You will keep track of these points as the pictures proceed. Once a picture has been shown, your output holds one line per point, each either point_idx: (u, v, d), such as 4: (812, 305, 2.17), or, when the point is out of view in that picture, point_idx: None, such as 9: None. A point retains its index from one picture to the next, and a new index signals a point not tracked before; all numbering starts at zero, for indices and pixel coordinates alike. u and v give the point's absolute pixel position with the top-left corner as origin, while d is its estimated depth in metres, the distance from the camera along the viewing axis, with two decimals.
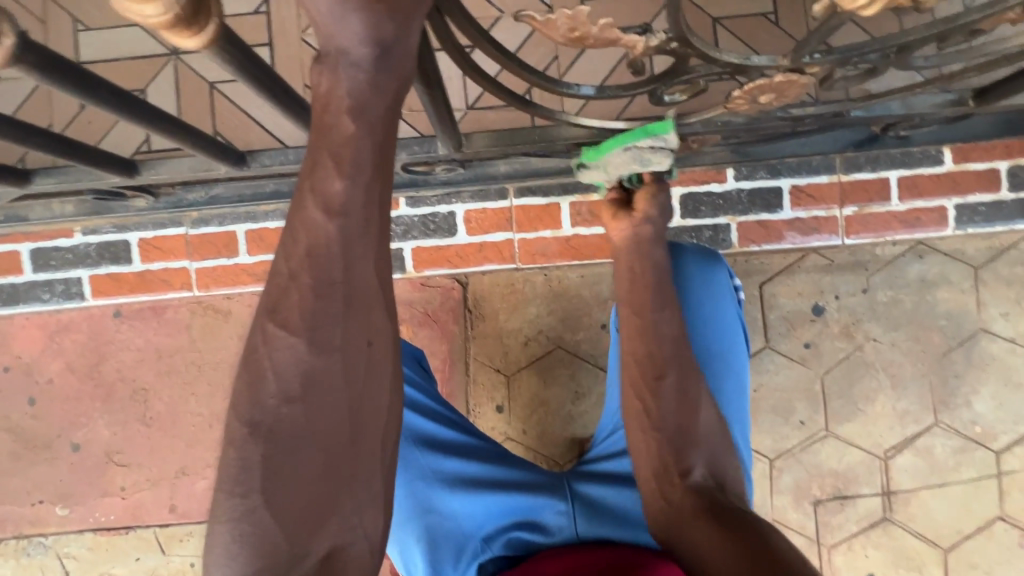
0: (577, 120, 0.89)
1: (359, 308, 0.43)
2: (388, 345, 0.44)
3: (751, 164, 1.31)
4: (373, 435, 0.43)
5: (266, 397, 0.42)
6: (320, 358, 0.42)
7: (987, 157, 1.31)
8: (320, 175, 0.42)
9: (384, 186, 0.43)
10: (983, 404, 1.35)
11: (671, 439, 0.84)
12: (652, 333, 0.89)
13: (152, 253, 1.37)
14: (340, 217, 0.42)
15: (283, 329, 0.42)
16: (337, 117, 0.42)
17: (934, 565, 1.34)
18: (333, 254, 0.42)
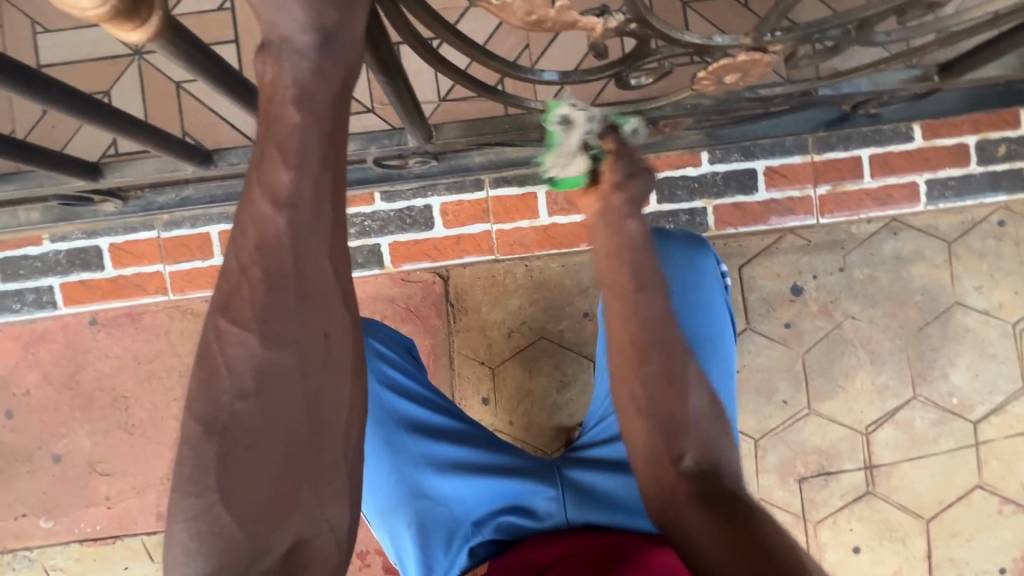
0: (549, 107, 0.88)
1: (314, 301, 0.42)
2: (346, 338, 0.44)
3: (725, 147, 1.32)
4: (333, 429, 0.43)
5: (220, 393, 0.41)
6: (274, 353, 0.42)
7: (956, 132, 1.32)
8: (267, 166, 0.42)
9: (335, 176, 0.43)
10: (960, 376, 1.37)
11: (660, 428, 0.75)
12: (638, 313, 0.75)
13: (125, 258, 1.34)
14: (288, 208, 0.41)
15: (235, 325, 0.42)
16: (282, 106, 0.42)
17: (917, 535, 1.37)
18: (282, 246, 0.41)
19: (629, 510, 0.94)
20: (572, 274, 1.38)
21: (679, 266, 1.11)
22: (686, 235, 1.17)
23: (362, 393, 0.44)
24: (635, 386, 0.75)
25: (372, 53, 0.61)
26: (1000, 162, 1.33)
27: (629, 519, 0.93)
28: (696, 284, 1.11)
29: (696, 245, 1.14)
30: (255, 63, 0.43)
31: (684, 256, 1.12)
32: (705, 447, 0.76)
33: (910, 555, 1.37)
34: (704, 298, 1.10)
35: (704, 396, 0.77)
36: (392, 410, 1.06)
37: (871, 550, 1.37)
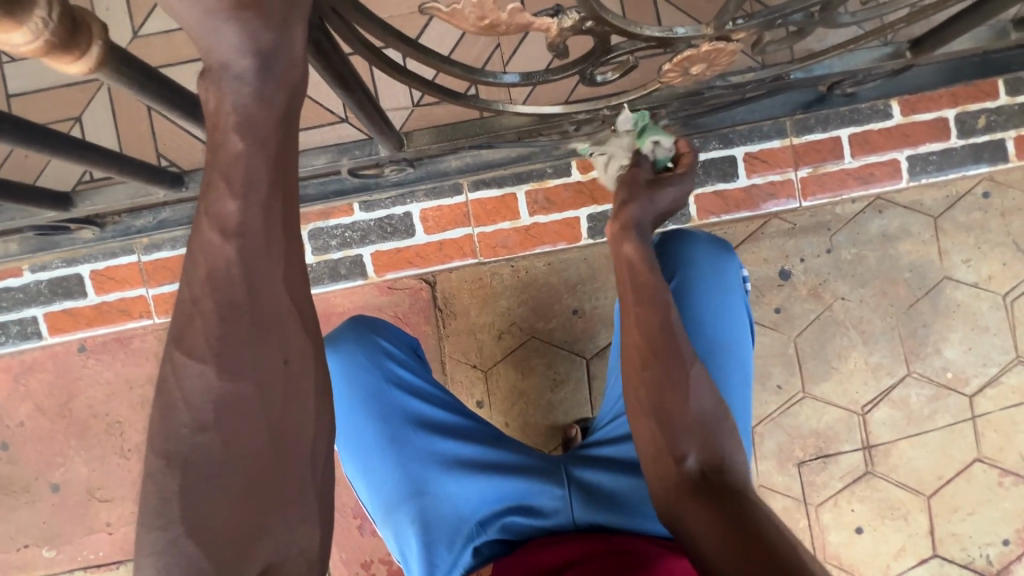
0: (517, 109, 0.87)
1: (270, 327, 0.43)
2: (306, 362, 0.44)
3: (703, 136, 1.31)
4: (298, 452, 0.43)
5: (179, 426, 0.41)
6: (230, 383, 0.42)
7: (935, 106, 1.31)
8: (213, 197, 0.42)
9: (285, 202, 0.43)
10: (953, 350, 1.37)
11: (663, 428, 0.76)
12: (636, 323, 0.81)
13: (106, 284, 1.34)
14: (237, 237, 0.42)
15: (190, 357, 0.42)
16: (225, 134, 0.42)
17: (918, 512, 1.37)
18: (233, 275, 0.42)
19: (635, 509, 0.94)
20: (558, 272, 1.38)
21: (700, 265, 1.05)
22: (710, 235, 1.10)
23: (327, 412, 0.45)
24: (638, 388, 0.79)
25: (325, 66, 0.60)
26: (981, 134, 1.32)
27: (634, 518, 0.93)
28: (714, 285, 1.04)
29: (719, 247, 1.08)
30: (198, 89, 0.43)
31: (708, 253, 1.06)
32: (709, 449, 0.75)
33: (913, 532, 1.37)
34: (725, 301, 1.03)
35: (711, 398, 0.78)
36: (400, 407, 1.03)
37: (873, 530, 1.37)
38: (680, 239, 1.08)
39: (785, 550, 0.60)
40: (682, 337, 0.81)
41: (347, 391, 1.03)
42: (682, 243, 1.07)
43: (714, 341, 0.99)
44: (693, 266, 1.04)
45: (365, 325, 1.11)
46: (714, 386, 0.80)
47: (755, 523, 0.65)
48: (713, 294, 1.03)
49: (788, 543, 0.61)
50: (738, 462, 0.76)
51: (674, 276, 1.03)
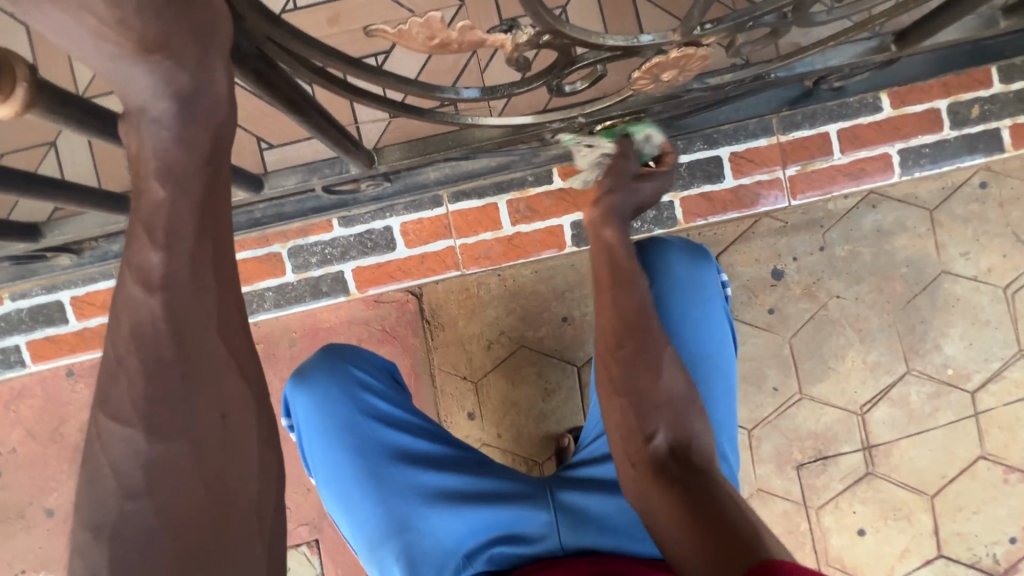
0: (485, 122, 0.85)
1: (204, 382, 0.42)
2: (245, 413, 0.43)
3: (687, 137, 1.28)
4: (240, 509, 0.41)
5: (107, 493, 0.40)
6: (161, 446, 0.40)
7: (926, 97, 1.27)
8: (135, 248, 0.42)
9: (216, 247, 0.43)
10: (953, 347, 1.33)
11: (632, 407, 0.78)
12: (614, 302, 0.85)
13: (87, 309, 1.33)
14: (161, 291, 0.41)
15: (115, 421, 0.41)
16: (146, 181, 0.42)
17: (922, 512, 1.34)
18: (158, 330, 0.41)
19: (621, 531, 0.93)
20: (546, 279, 1.35)
21: (676, 278, 1.01)
22: (688, 244, 1.06)
23: (274, 460, 0.44)
24: (612, 365, 0.82)
25: (274, 94, 0.58)
26: (975, 124, 1.28)
27: (623, 540, 0.92)
28: (691, 298, 1.01)
29: (697, 256, 1.04)
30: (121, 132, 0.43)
31: (684, 266, 1.03)
32: (680, 429, 0.77)
33: (917, 532, 1.34)
34: (705, 311, 1.00)
35: (680, 378, 0.81)
36: (376, 440, 1.01)
37: (876, 532, 1.34)
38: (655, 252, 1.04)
39: (746, 530, 0.62)
40: (655, 318, 0.85)
41: (322, 428, 1.01)
42: (659, 254, 1.03)
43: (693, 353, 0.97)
44: (669, 280, 1.01)
45: (338, 356, 1.08)
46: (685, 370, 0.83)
47: (718, 503, 0.66)
48: (691, 306, 1.00)
49: (749, 521, 0.64)
50: (705, 441, 0.78)
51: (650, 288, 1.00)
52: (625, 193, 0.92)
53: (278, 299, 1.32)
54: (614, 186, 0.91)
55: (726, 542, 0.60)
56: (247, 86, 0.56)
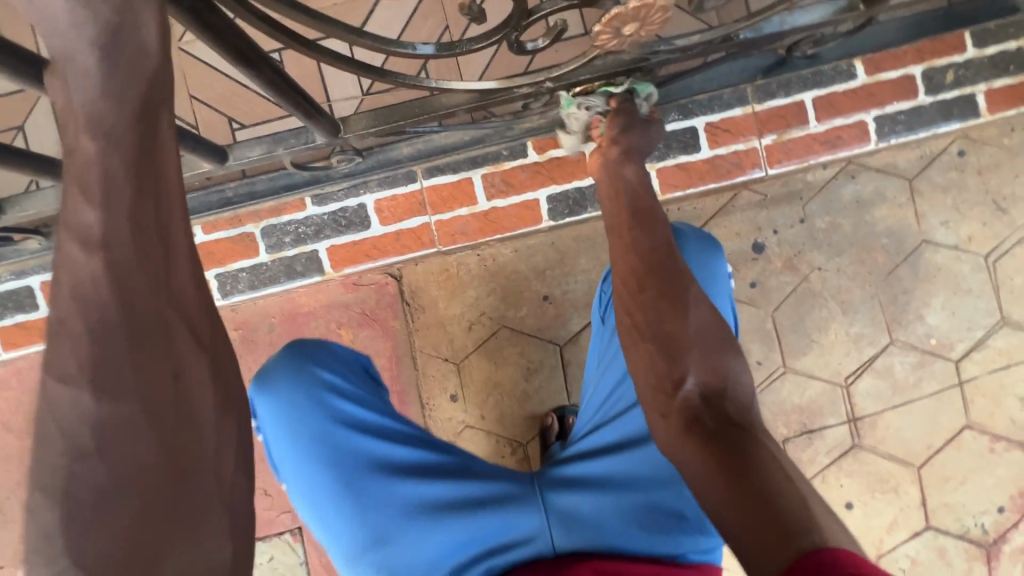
0: (451, 86, 0.83)
1: (154, 341, 0.40)
2: (199, 371, 0.41)
3: (662, 108, 1.25)
4: (201, 465, 0.40)
5: (53, 455, 0.37)
6: (109, 404, 0.39)
7: (900, 64, 1.26)
8: (71, 207, 0.40)
9: (157, 204, 0.42)
10: (936, 316, 1.33)
11: (661, 354, 0.79)
12: (633, 246, 0.88)
13: None
14: (101, 248, 0.40)
15: (59, 382, 0.38)
16: (77, 139, 0.41)
17: (909, 483, 1.33)
18: (101, 289, 0.39)
19: (613, 534, 0.91)
20: (526, 258, 1.34)
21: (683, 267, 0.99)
22: (697, 233, 1.06)
23: (230, 419, 0.42)
24: (635, 310, 0.84)
25: (217, 41, 0.58)
26: (951, 89, 1.27)
27: (613, 545, 0.90)
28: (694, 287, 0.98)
29: (707, 246, 1.03)
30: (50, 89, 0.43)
31: (696, 256, 1.01)
32: (710, 372, 0.77)
33: (905, 504, 1.33)
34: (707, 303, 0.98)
35: (712, 327, 0.81)
36: (350, 450, 0.96)
37: (863, 505, 1.34)
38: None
39: (780, 485, 0.62)
40: (679, 262, 0.87)
41: (290, 440, 0.96)
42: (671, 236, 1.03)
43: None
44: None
45: (303, 358, 1.02)
46: (714, 309, 0.84)
47: (752, 454, 0.66)
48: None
49: (780, 472, 0.64)
50: (739, 383, 0.77)
51: None
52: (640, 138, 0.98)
53: (252, 280, 1.30)
54: (626, 129, 0.96)
55: (761, 494, 0.61)
56: (189, 31, 0.56)
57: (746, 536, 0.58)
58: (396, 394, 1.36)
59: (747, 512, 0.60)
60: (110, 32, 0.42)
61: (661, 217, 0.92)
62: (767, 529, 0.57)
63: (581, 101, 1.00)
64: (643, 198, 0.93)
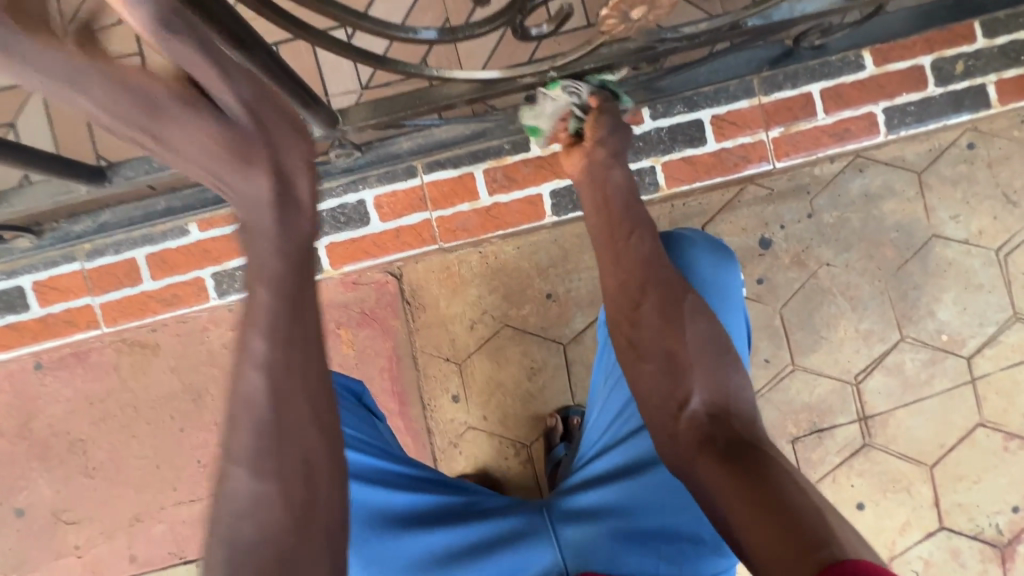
0: (453, 75, 0.81)
1: (299, 460, 0.50)
2: (326, 488, 0.51)
3: (666, 101, 1.21)
4: (324, 569, 0.50)
5: (216, 541, 0.48)
6: (258, 508, 0.48)
7: (910, 54, 1.21)
8: (246, 337, 0.50)
9: (308, 345, 0.51)
10: (947, 312, 1.30)
11: (665, 371, 0.77)
12: (624, 256, 0.85)
13: (50, 294, 1.28)
14: (265, 379, 0.49)
15: (227, 482, 0.49)
16: (254, 283, 0.50)
17: (921, 483, 1.30)
18: (263, 413, 0.49)
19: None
20: (528, 255, 1.32)
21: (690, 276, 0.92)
22: (708, 240, 0.98)
23: (345, 536, 0.53)
24: (630, 328, 0.82)
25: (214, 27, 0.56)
26: (960, 81, 1.22)
27: None
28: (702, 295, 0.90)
29: (720, 254, 0.96)
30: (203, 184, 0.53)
31: (708, 264, 0.93)
32: (716, 389, 0.75)
33: (917, 504, 1.30)
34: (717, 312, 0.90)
35: (712, 339, 0.78)
36: None
37: (875, 505, 1.31)
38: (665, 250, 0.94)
39: (795, 496, 0.59)
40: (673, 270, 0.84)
41: None
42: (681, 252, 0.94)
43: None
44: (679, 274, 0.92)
45: None
46: (712, 318, 0.81)
47: (765, 467, 0.64)
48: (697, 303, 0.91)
49: (794, 483, 0.61)
50: (742, 395, 0.75)
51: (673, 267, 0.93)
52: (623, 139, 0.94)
53: None
54: (613, 133, 0.92)
55: (776, 506, 0.58)
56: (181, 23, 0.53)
57: (767, 556, 0.55)
58: (396, 395, 1.34)
59: (766, 526, 0.57)
60: (248, 113, 0.48)
61: (651, 223, 0.88)
62: (788, 543, 0.54)
63: (568, 85, 0.95)
64: (634, 206, 0.89)
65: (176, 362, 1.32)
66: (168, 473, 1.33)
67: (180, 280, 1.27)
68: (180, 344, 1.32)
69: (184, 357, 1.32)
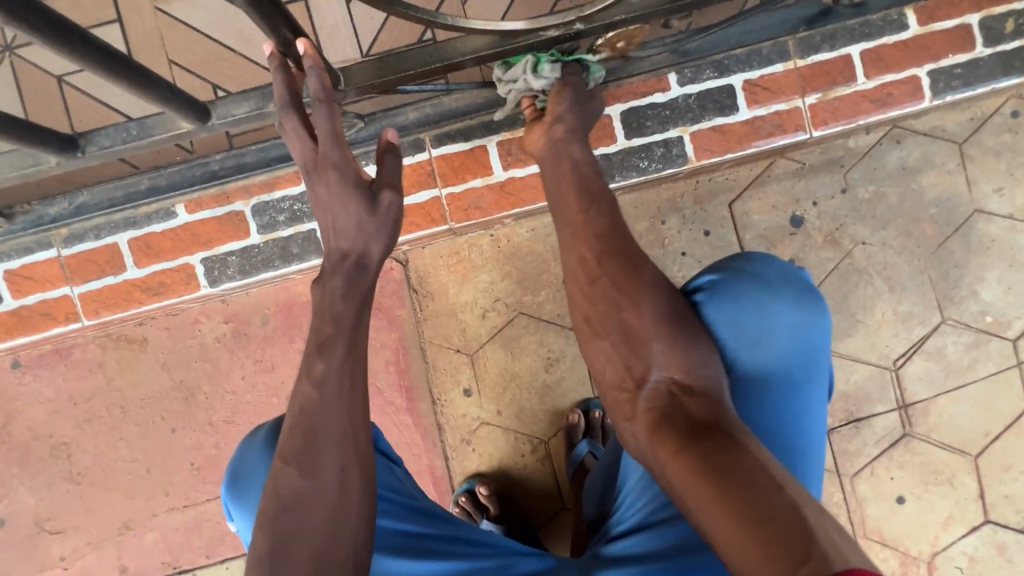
0: (471, 25, 0.71)
1: (334, 442, 0.69)
2: (354, 467, 0.70)
3: (695, 64, 1.13)
4: (347, 527, 0.68)
5: (274, 498, 0.68)
6: (307, 479, 0.68)
7: (955, 12, 1.12)
8: (310, 361, 0.72)
9: (352, 364, 0.72)
10: (991, 292, 1.22)
11: (623, 346, 0.73)
12: (584, 229, 0.80)
13: (24, 285, 1.18)
14: (320, 386, 0.70)
15: (285, 459, 0.69)
16: (325, 321, 0.73)
17: (966, 475, 1.22)
18: (315, 410, 0.70)
19: None
20: (544, 238, 1.23)
21: (764, 326, 0.75)
22: (790, 278, 0.78)
23: (356, 508, 0.69)
24: (585, 304, 0.78)
25: None
26: (1010, 41, 1.13)
27: None
28: (774, 353, 0.75)
29: (802, 304, 0.76)
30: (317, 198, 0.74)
31: (789, 311, 0.76)
32: (673, 361, 0.70)
33: (961, 497, 1.22)
34: (789, 373, 0.76)
35: (671, 314, 0.74)
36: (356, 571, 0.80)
37: (916, 499, 1.23)
38: (733, 295, 0.77)
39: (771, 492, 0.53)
40: (634, 244, 0.80)
41: None
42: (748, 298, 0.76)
43: (754, 386, 0.75)
44: (747, 324, 0.76)
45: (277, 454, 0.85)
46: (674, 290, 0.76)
47: (736, 454, 0.58)
48: (767, 360, 0.75)
49: (767, 474, 0.56)
50: (709, 369, 0.70)
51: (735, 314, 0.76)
52: (584, 116, 0.90)
53: (242, 265, 1.16)
54: (577, 106, 0.88)
55: (753, 507, 0.52)
56: None
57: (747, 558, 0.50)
58: (404, 389, 1.25)
59: (754, 543, 0.50)
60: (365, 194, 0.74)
61: (611, 197, 0.84)
62: (765, 550, 0.48)
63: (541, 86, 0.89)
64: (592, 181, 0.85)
65: (166, 358, 1.23)
66: (159, 478, 1.24)
67: (167, 267, 1.17)
68: (170, 338, 1.23)
69: (175, 352, 1.23)
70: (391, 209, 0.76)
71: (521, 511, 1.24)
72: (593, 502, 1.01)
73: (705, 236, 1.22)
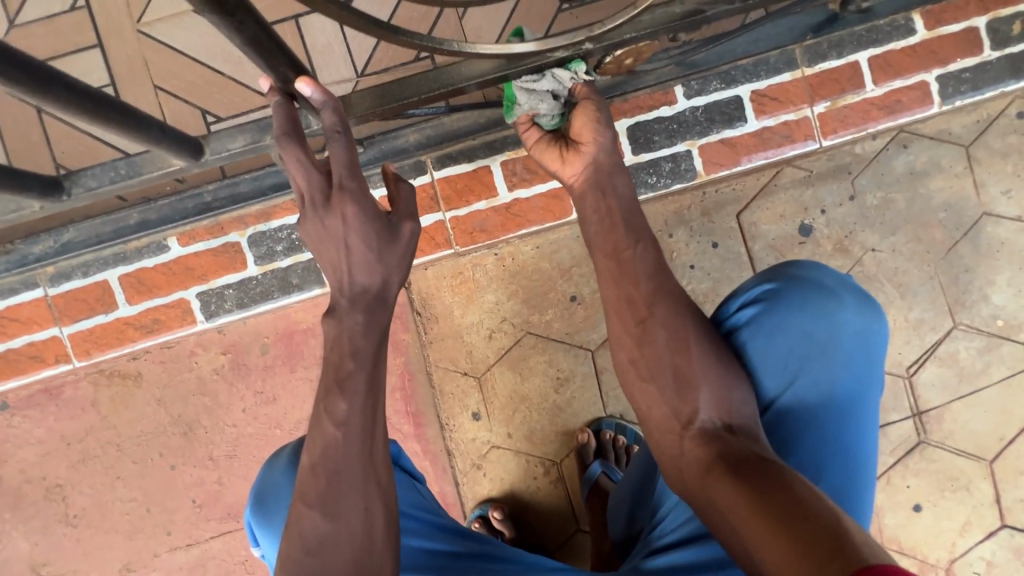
0: (479, 50, 0.67)
1: (356, 480, 0.67)
2: (377, 505, 0.68)
3: (701, 77, 1.14)
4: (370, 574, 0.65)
5: (298, 545, 0.66)
6: (330, 522, 0.66)
7: (962, 16, 1.15)
8: (330, 400, 0.68)
9: (374, 399, 0.70)
10: (1002, 295, 1.20)
11: (669, 388, 0.72)
12: (626, 268, 0.79)
13: (11, 327, 1.14)
14: (342, 425, 0.68)
15: (307, 505, 0.67)
16: (345, 359, 0.69)
17: (981, 480, 1.21)
18: (338, 450, 0.67)
19: None
20: (549, 255, 1.20)
21: (830, 335, 0.75)
22: (844, 282, 0.79)
23: (380, 547, 0.67)
24: (629, 345, 0.76)
25: None
26: (1017, 43, 1.15)
27: None
28: (840, 361, 0.75)
29: (863, 311, 0.77)
30: (314, 224, 0.68)
31: (852, 317, 0.76)
32: (716, 403, 0.70)
33: (978, 502, 1.21)
34: (854, 380, 0.75)
35: (717, 347, 0.73)
36: None
37: (933, 506, 1.22)
38: (798, 304, 0.76)
39: (813, 506, 0.54)
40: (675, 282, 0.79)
41: None
42: (810, 307, 0.76)
43: (820, 396, 0.75)
44: (813, 333, 0.75)
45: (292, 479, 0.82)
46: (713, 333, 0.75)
47: (777, 478, 0.59)
48: (833, 370, 0.75)
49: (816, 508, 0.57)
50: (746, 409, 0.71)
51: (800, 323, 0.75)
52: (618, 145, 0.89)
53: (240, 297, 1.13)
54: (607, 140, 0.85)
55: (794, 519, 0.53)
56: None
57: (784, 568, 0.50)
58: (412, 416, 1.22)
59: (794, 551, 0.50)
60: (383, 221, 0.69)
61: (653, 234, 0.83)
62: (808, 553, 0.49)
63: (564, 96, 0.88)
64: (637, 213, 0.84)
65: (163, 393, 1.18)
66: (160, 517, 1.19)
67: (160, 303, 1.13)
68: (165, 372, 1.18)
69: (172, 387, 1.18)
70: (413, 238, 0.73)
71: (538, 530, 1.21)
72: (619, 524, 0.97)
73: (714, 248, 1.20)
